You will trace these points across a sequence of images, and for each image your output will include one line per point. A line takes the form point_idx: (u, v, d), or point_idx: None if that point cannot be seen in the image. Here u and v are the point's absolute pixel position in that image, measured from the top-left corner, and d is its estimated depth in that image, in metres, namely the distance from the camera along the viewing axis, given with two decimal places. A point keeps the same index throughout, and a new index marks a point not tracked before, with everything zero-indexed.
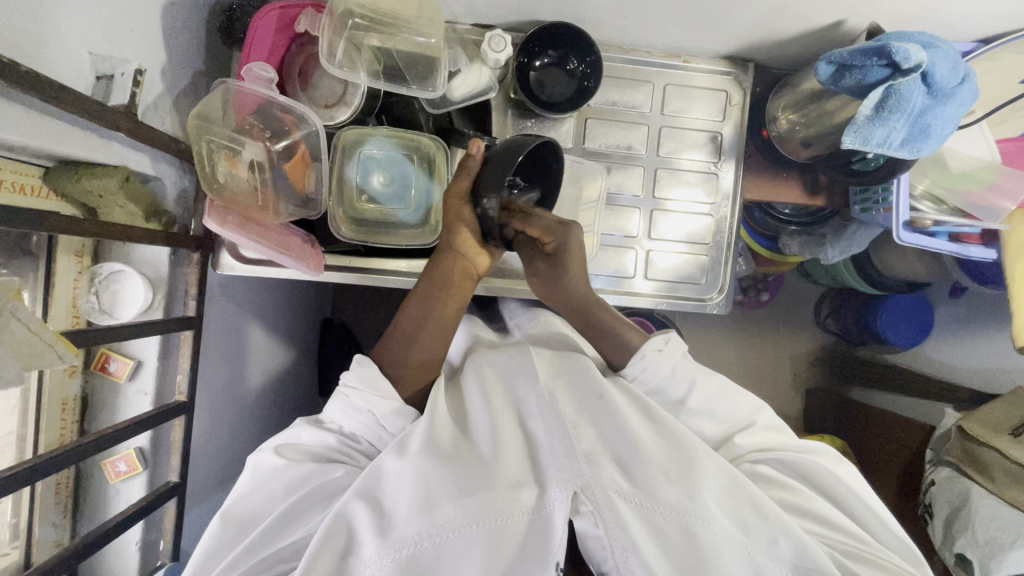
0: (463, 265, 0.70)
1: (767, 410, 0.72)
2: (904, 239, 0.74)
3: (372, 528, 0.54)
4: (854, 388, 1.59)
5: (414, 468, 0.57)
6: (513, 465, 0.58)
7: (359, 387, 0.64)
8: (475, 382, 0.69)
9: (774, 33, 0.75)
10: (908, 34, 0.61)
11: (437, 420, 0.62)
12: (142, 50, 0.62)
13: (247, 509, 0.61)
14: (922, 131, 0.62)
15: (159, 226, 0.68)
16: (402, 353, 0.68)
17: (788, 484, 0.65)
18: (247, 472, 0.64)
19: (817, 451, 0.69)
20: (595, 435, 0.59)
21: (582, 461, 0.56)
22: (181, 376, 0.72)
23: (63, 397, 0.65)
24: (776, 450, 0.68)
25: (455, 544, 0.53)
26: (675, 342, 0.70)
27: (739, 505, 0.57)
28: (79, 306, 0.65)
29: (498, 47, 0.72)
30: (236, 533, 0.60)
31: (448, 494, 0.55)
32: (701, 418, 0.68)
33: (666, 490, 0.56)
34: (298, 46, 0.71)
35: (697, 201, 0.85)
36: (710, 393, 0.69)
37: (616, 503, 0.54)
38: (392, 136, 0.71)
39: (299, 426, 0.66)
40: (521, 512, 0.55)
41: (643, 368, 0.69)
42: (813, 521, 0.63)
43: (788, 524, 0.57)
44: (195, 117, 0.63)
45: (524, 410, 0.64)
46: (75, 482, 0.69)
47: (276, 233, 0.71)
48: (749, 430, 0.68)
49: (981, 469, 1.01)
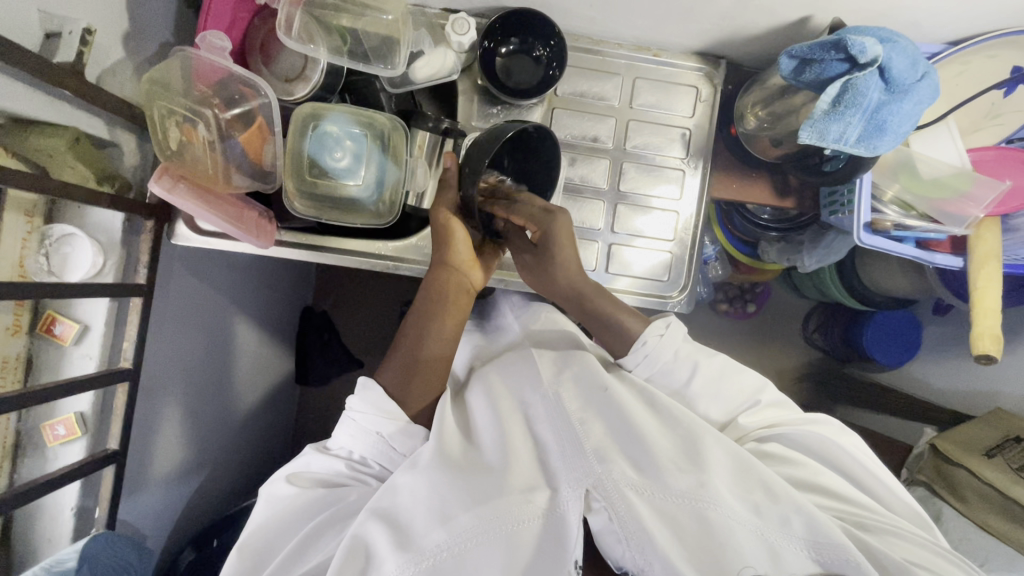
0: (465, 280, 0.73)
1: (768, 383, 0.72)
2: (865, 241, 0.73)
3: (390, 543, 0.54)
4: (840, 407, 1.56)
5: (427, 481, 0.58)
6: (524, 470, 0.59)
7: (365, 410, 0.65)
8: (484, 398, 0.69)
9: (741, 28, 0.74)
10: (867, 28, 0.60)
11: (444, 430, 0.64)
12: (101, 13, 0.62)
13: (263, 539, 0.62)
14: (878, 127, 0.61)
15: (111, 190, 0.68)
16: (407, 365, 0.68)
17: (788, 456, 0.65)
18: (260, 503, 0.65)
19: (814, 420, 0.68)
20: (603, 429, 0.61)
21: (592, 457, 0.57)
22: (128, 343, 0.72)
23: (2, 355, 0.64)
24: (777, 425, 0.68)
25: (473, 554, 0.53)
26: (676, 327, 0.70)
27: (748, 488, 0.56)
28: (26, 265, 0.65)
29: (462, 29, 0.72)
30: (252, 566, 0.60)
31: (463, 504, 0.56)
32: (705, 400, 0.69)
33: (677, 480, 0.55)
34: (261, 20, 0.71)
35: (665, 197, 0.84)
36: (706, 368, 0.69)
37: (629, 497, 0.54)
38: (347, 111, 0.71)
39: (308, 454, 0.67)
40: (536, 514, 0.55)
41: (645, 356, 0.69)
42: (824, 495, 0.63)
43: (799, 500, 0.55)
44: (147, 81, 0.63)
45: (533, 416, 0.65)
46: (14, 445, 0.67)
47: (231, 207, 0.71)
48: (752, 408, 0.69)
49: (954, 490, 0.98)
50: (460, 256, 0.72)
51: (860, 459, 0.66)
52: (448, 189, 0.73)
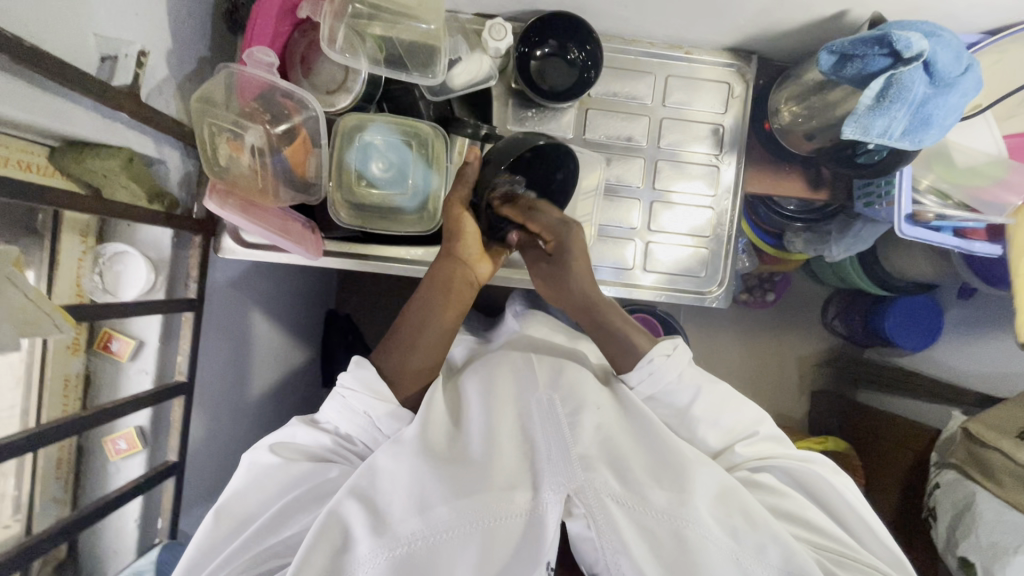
0: (468, 273, 0.71)
1: (767, 417, 0.72)
2: (905, 232, 0.74)
3: (366, 525, 0.53)
4: (861, 390, 1.57)
5: (409, 468, 0.56)
6: (507, 467, 0.57)
7: (356, 388, 0.63)
8: (476, 385, 0.69)
9: (776, 23, 0.74)
10: (911, 23, 0.61)
11: (430, 421, 0.62)
12: (148, 33, 0.63)
13: (244, 505, 0.61)
14: (923, 121, 0.62)
15: (161, 209, 0.69)
16: (404, 352, 0.67)
17: (777, 487, 0.65)
18: (242, 469, 0.63)
19: (809, 458, 0.68)
20: (593, 438, 0.59)
21: (577, 465, 0.56)
22: (182, 357, 0.74)
23: (64, 374, 0.66)
24: (769, 458, 0.67)
25: (448, 546, 0.52)
26: (683, 349, 0.68)
27: (729, 511, 0.56)
28: (82, 284, 0.66)
29: (499, 35, 0.73)
30: (231, 532, 0.60)
31: (442, 495, 0.54)
32: (704, 426, 0.68)
33: (657, 495, 0.55)
34: (300, 33, 0.72)
35: (698, 193, 0.85)
36: (708, 394, 0.68)
37: (610, 507, 0.54)
38: (390, 121, 0.71)
39: (296, 425, 0.66)
40: (515, 514, 0.54)
41: (649, 374, 0.67)
42: (804, 528, 0.63)
43: (777, 531, 0.56)
44: (197, 100, 0.64)
45: (526, 413, 0.63)
46: (76, 458, 0.70)
47: (276, 218, 0.72)
48: (749, 439, 0.68)
49: (986, 472, 0.99)
50: (470, 251, 0.71)
51: (851, 503, 0.65)
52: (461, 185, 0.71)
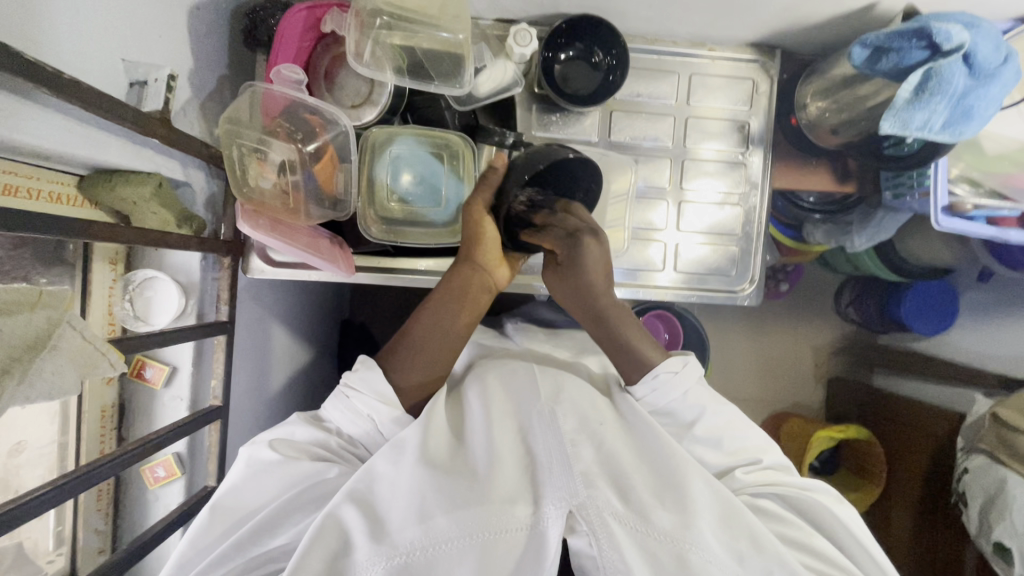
0: (487, 279, 0.72)
1: (771, 445, 0.70)
2: (943, 224, 0.73)
3: (365, 533, 0.52)
4: (876, 373, 1.55)
5: (410, 476, 0.55)
6: (509, 481, 0.55)
7: (361, 389, 0.64)
8: (477, 393, 0.68)
9: (803, 18, 0.74)
10: (947, 15, 0.60)
11: (432, 430, 0.61)
12: (172, 55, 0.62)
13: (240, 503, 0.60)
14: (964, 113, 0.61)
15: (191, 232, 0.67)
16: (411, 357, 0.67)
17: (783, 515, 0.63)
18: (240, 463, 0.62)
19: (813, 486, 0.67)
20: (594, 454, 0.57)
21: (579, 481, 0.54)
22: (216, 381, 0.72)
23: (101, 405, 0.66)
24: (774, 483, 0.65)
25: (446, 554, 0.51)
26: (692, 367, 0.69)
27: (734, 534, 0.56)
28: (114, 313, 0.65)
29: (524, 41, 0.71)
30: (224, 531, 0.59)
31: (442, 506, 0.53)
32: (705, 447, 0.67)
33: (660, 517, 0.54)
34: (324, 47, 0.70)
35: (725, 192, 0.84)
36: (713, 415, 0.68)
37: (612, 525, 0.52)
38: (418, 134, 0.72)
39: (295, 422, 0.65)
40: (517, 528, 0.52)
41: (655, 389, 0.67)
42: (811, 557, 0.61)
43: (784, 556, 0.55)
44: (224, 121, 0.62)
45: (526, 425, 0.61)
46: (115, 489, 0.70)
47: (305, 236, 0.71)
48: (752, 465, 0.67)
49: (1016, 455, 0.99)
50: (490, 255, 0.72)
51: (854, 531, 0.64)
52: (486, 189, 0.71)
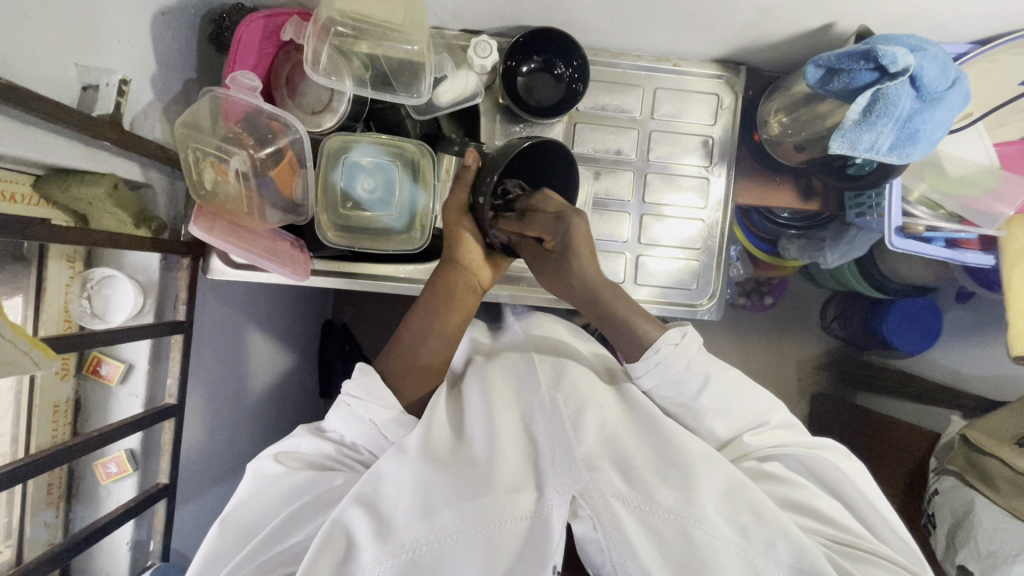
0: (471, 279, 0.71)
1: (779, 405, 0.69)
2: (896, 246, 0.73)
3: (370, 533, 0.53)
4: (861, 394, 1.52)
5: (412, 472, 0.56)
6: (511, 469, 0.57)
7: (360, 396, 0.63)
8: (476, 386, 0.68)
9: (764, 36, 0.74)
10: (896, 37, 0.60)
11: (434, 427, 0.62)
12: (131, 60, 0.63)
13: (250, 514, 0.61)
14: (910, 136, 0.61)
15: (148, 233, 0.69)
16: (406, 360, 0.67)
17: (787, 477, 0.64)
18: (247, 479, 0.63)
19: (820, 445, 0.66)
20: (596, 437, 0.59)
21: (581, 466, 0.55)
22: (171, 380, 0.73)
23: (54, 400, 0.66)
24: (779, 446, 0.65)
25: (452, 549, 0.52)
26: (692, 338, 0.65)
27: (736, 508, 0.56)
28: (70, 310, 0.66)
29: (484, 52, 0.72)
30: (236, 541, 0.60)
31: (447, 500, 0.54)
32: (714, 414, 0.66)
33: (663, 494, 0.55)
34: (285, 54, 0.73)
35: (690, 206, 0.84)
36: (717, 381, 0.65)
37: (615, 506, 0.53)
38: (377, 142, 0.73)
39: (299, 434, 0.66)
40: (519, 516, 0.54)
41: (657, 364, 0.65)
42: (812, 519, 0.62)
43: (785, 525, 0.55)
44: (181, 125, 0.63)
45: (529, 414, 0.63)
46: (67, 482, 0.71)
47: (263, 240, 0.73)
48: (759, 429, 0.66)
49: (984, 479, 0.97)
50: (472, 255, 0.70)
51: (864, 495, 0.64)
52: (461, 189, 0.72)
